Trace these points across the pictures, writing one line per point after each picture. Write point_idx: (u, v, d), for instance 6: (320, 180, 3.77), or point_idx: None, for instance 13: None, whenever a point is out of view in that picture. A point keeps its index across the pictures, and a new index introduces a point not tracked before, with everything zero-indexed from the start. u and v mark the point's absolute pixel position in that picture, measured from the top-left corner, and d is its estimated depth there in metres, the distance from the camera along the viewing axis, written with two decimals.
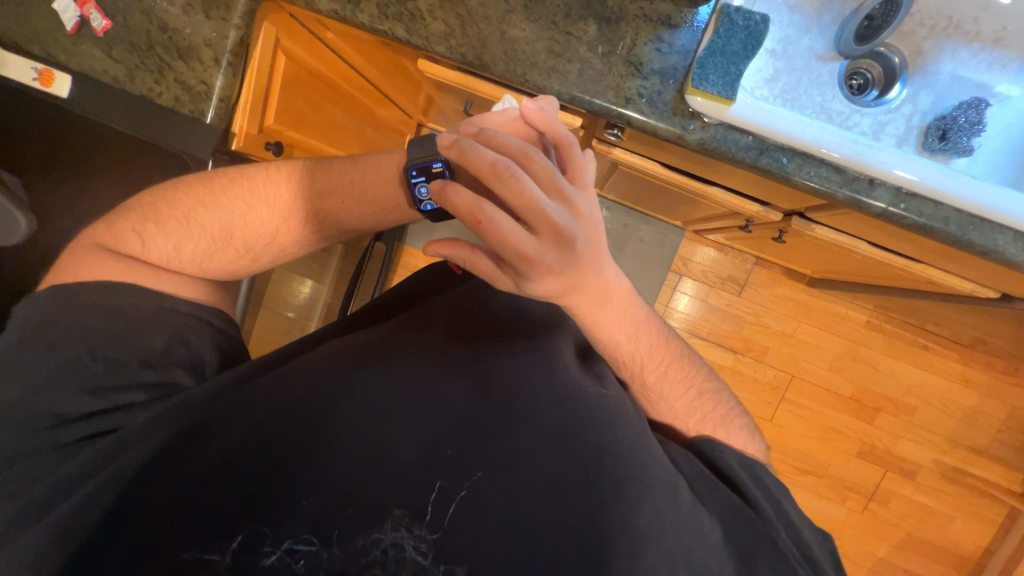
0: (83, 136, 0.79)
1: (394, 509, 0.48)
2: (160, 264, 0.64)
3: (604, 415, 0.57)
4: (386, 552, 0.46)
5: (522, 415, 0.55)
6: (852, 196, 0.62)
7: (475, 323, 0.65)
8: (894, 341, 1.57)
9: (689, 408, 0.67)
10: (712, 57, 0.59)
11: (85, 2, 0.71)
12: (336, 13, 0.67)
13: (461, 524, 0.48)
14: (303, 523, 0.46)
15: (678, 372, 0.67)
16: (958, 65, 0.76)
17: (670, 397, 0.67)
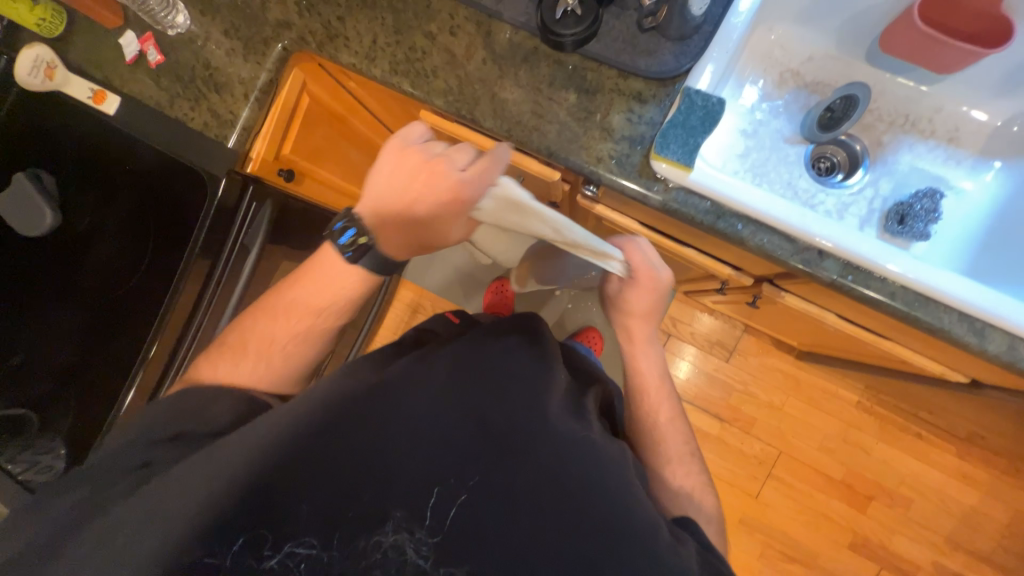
0: (112, 143, 0.87)
1: (394, 512, 0.54)
2: (221, 381, 0.66)
3: (592, 457, 0.57)
4: (386, 553, 0.53)
5: (516, 452, 0.57)
6: (804, 264, 0.65)
7: (480, 355, 0.64)
8: (886, 425, 1.53)
9: (679, 457, 0.74)
10: (673, 129, 0.65)
11: (146, 40, 0.84)
12: (354, 66, 0.78)
13: (457, 531, 0.54)
14: (305, 530, 0.53)
15: (679, 435, 0.77)
16: (916, 158, 0.82)
17: (668, 439, 0.76)
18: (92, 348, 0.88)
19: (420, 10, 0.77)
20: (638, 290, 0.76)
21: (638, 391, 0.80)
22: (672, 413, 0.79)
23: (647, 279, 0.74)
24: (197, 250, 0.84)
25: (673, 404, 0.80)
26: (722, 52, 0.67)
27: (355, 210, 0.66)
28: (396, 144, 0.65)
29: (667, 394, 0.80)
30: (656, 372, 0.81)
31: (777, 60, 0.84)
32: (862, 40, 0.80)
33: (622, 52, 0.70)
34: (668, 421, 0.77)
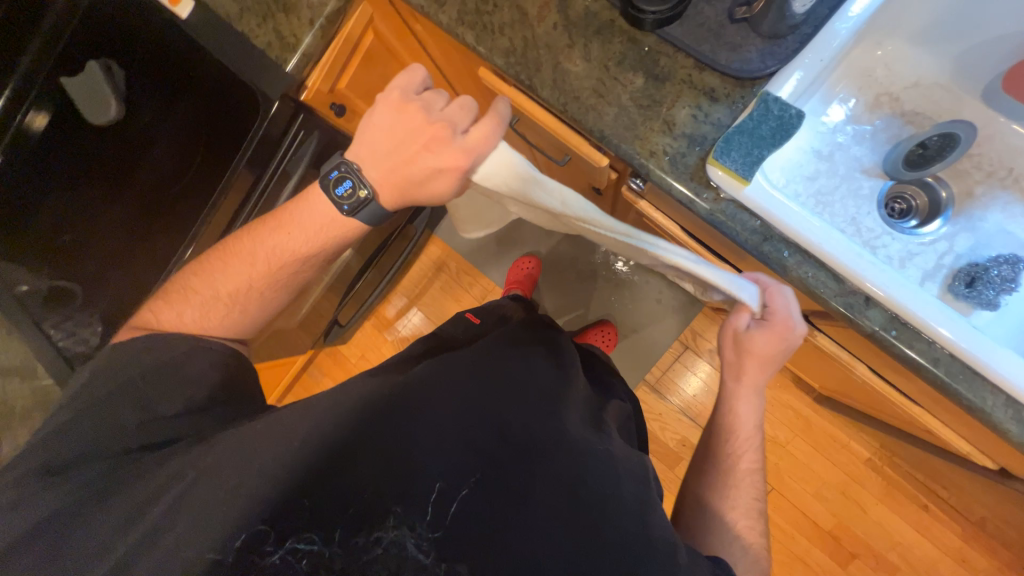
0: (179, 44, 0.89)
1: (393, 509, 0.51)
2: (190, 331, 0.69)
3: (600, 465, 0.57)
4: (387, 550, 0.49)
5: (526, 448, 0.57)
6: (847, 308, 0.60)
7: (508, 360, 0.69)
8: (892, 489, 1.45)
9: (746, 512, 0.67)
10: (739, 135, 0.60)
11: None
12: (421, 8, 0.75)
13: (460, 523, 0.51)
14: (305, 524, 0.50)
15: (751, 488, 0.69)
16: (1007, 218, 0.73)
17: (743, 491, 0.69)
18: (127, 245, 0.92)
19: None
20: (766, 333, 0.65)
21: (726, 432, 0.72)
22: (752, 466, 0.70)
23: (779, 325, 0.64)
24: (247, 155, 0.87)
25: (755, 458, 0.70)
26: (815, 60, 0.60)
27: (348, 159, 0.65)
28: (391, 91, 0.63)
29: (752, 444, 0.71)
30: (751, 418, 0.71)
31: (875, 80, 0.76)
32: (980, 73, 0.70)
33: (704, 40, 0.64)
34: (745, 472, 0.69)
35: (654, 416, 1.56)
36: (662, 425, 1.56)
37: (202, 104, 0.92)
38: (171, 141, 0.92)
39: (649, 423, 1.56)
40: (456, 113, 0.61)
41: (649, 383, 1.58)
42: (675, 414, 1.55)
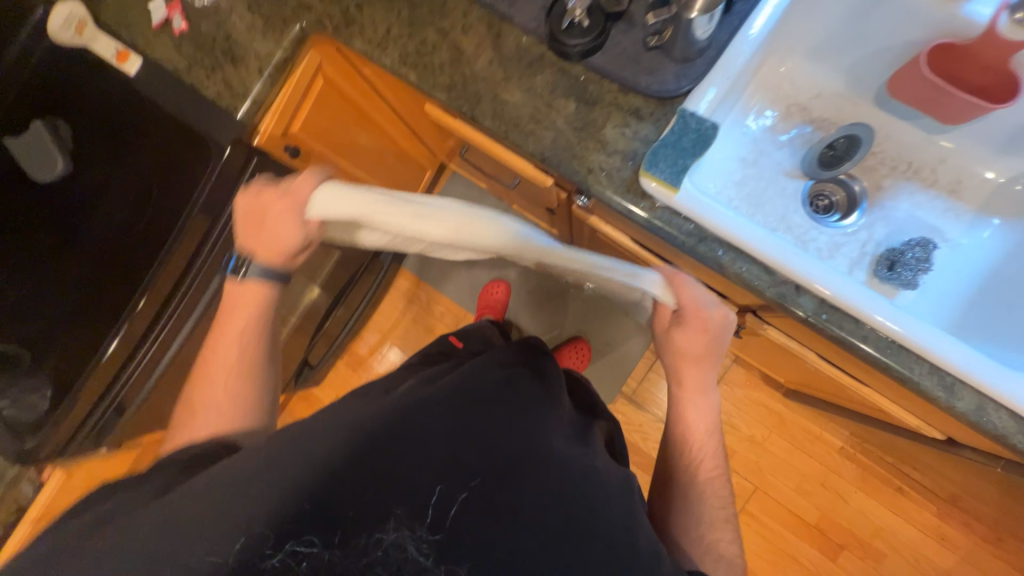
0: (125, 97, 0.89)
1: (397, 510, 0.51)
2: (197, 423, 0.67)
3: (591, 481, 0.59)
4: (387, 551, 0.49)
5: (525, 458, 0.57)
6: (780, 298, 0.65)
7: (495, 379, 0.66)
8: (867, 475, 1.49)
9: (720, 521, 0.68)
10: (664, 148, 0.65)
11: (173, 8, 0.88)
12: (365, 53, 0.80)
13: (458, 523, 0.52)
14: (304, 525, 0.50)
15: (719, 492, 0.71)
16: (914, 207, 0.81)
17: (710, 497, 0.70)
18: (80, 303, 0.88)
19: (436, 6, 0.78)
20: (687, 332, 0.68)
21: (681, 440, 0.73)
22: (716, 470, 0.72)
23: (695, 320, 0.67)
24: (204, 194, 0.86)
25: (716, 462, 0.72)
26: (724, 79, 0.67)
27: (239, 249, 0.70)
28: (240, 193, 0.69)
29: (710, 447, 0.73)
30: (700, 421, 0.73)
31: (783, 93, 0.84)
32: (870, 82, 0.79)
33: (625, 66, 0.70)
34: (708, 479, 0.71)
35: (634, 428, 1.57)
36: (642, 435, 1.57)
37: (146, 148, 0.89)
38: (119, 190, 0.90)
39: (630, 435, 1.57)
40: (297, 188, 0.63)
41: (625, 394, 1.60)
42: (654, 423, 1.56)
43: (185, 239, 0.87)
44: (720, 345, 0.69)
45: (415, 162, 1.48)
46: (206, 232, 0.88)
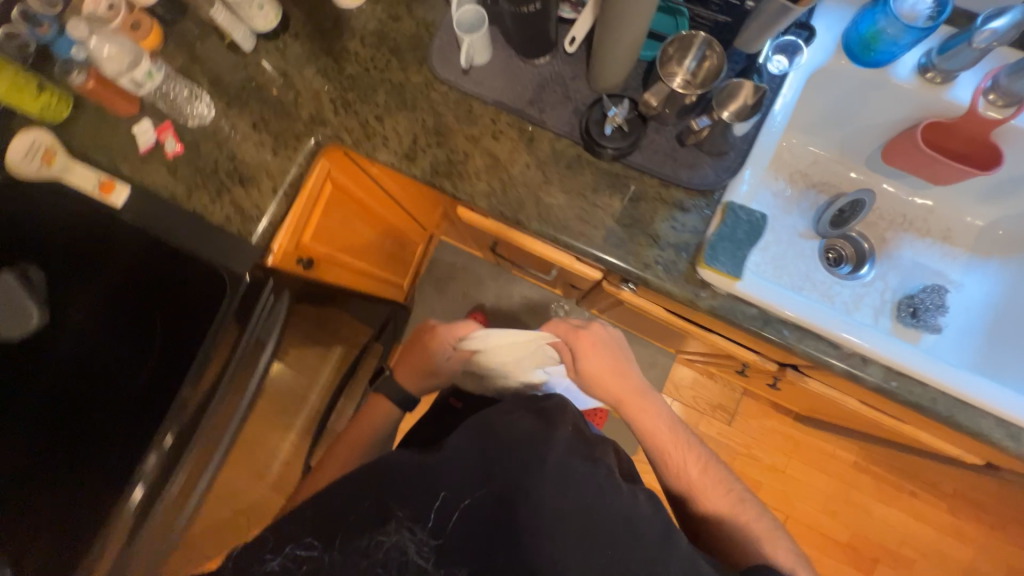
0: (111, 232, 0.81)
1: (397, 510, 0.60)
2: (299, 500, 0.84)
3: (580, 483, 0.60)
4: (387, 552, 0.57)
5: (533, 464, 0.61)
6: (850, 371, 0.68)
7: (497, 421, 0.68)
8: (882, 485, 1.56)
9: (731, 509, 0.74)
10: (721, 242, 0.67)
11: (164, 129, 0.80)
12: (393, 164, 0.77)
13: (457, 529, 0.59)
14: (304, 531, 0.61)
15: (730, 484, 0.77)
16: (917, 254, 0.89)
17: (710, 491, 0.76)
18: (70, 464, 0.77)
19: (462, 113, 0.77)
20: (592, 355, 0.85)
21: (660, 455, 0.80)
22: (705, 461, 0.79)
23: (586, 343, 0.85)
24: (220, 332, 0.75)
25: (700, 453, 0.80)
26: (760, 169, 0.70)
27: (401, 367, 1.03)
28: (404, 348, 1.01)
29: (688, 442, 0.81)
30: (661, 426, 0.81)
31: (786, 164, 0.91)
32: (864, 150, 0.87)
33: (664, 163, 0.72)
34: (697, 473, 0.78)
35: None
36: None
37: (147, 282, 0.82)
38: (121, 331, 0.83)
39: None
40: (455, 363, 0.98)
41: None
42: None
43: (198, 379, 0.73)
44: (621, 354, 0.86)
45: (409, 241, 1.44)
46: (230, 352, 0.75)
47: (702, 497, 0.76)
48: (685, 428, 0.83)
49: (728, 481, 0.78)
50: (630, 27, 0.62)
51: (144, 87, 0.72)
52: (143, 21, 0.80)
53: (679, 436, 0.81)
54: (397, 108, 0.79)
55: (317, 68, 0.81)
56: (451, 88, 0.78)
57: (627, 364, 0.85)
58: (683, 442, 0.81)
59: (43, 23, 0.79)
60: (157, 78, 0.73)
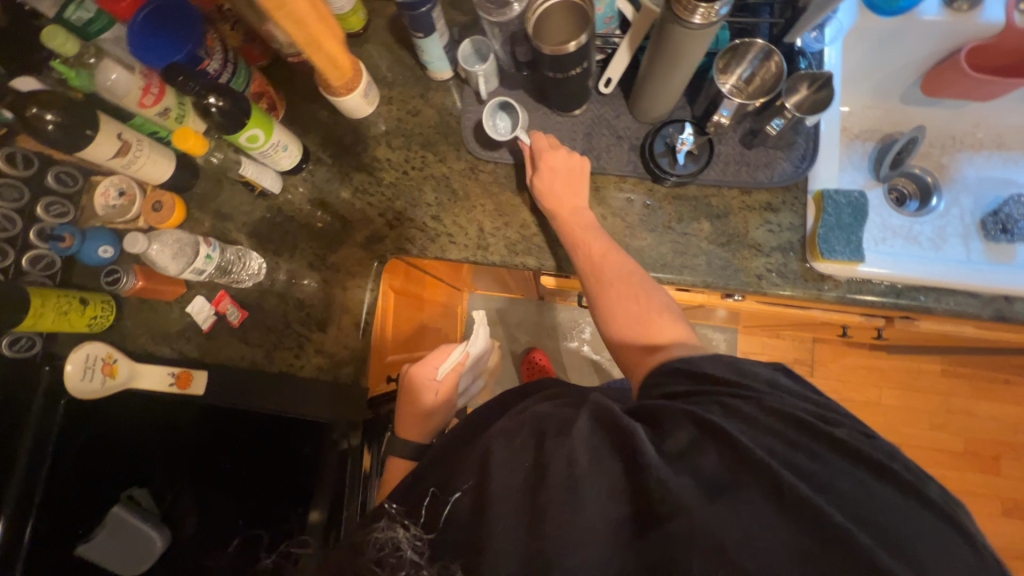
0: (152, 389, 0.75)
1: (389, 504, 0.58)
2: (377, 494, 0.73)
3: (510, 435, 0.51)
4: (381, 547, 0.52)
5: (470, 454, 0.55)
6: (997, 313, 0.68)
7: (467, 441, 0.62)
8: (977, 384, 1.56)
9: (642, 303, 0.63)
10: (832, 232, 0.65)
11: (220, 299, 0.76)
12: (467, 259, 0.75)
13: (446, 524, 0.50)
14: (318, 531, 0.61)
15: (650, 281, 0.65)
16: (979, 170, 0.89)
17: (616, 283, 0.65)
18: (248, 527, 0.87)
19: (516, 185, 0.75)
20: (546, 164, 0.69)
21: (571, 246, 0.68)
22: (628, 264, 0.66)
23: (545, 158, 0.69)
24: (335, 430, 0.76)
25: (632, 263, 0.67)
26: (833, 149, 0.70)
27: (407, 425, 0.76)
28: (411, 406, 0.76)
29: (631, 266, 0.67)
30: (597, 241, 0.67)
31: None
32: (899, 88, 0.87)
33: (740, 172, 0.70)
34: (614, 256, 0.67)
35: None
36: None
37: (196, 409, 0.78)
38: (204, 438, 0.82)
39: None
40: (432, 373, 0.78)
41: None
42: None
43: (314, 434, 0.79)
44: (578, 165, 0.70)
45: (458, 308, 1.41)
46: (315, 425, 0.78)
47: (628, 305, 0.63)
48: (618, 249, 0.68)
49: (639, 275, 0.65)
50: (690, 59, 0.59)
51: (204, 270, 0.72)
52: (163, 198, 0.75)
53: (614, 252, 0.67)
54: (450, 202, 0.76)
55: (355, 188, 0.78)
56: (497, 164, 0.76)
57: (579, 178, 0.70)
58: (618, 257, 0.67)
59: (66, 237, 0.71)
60: (216, 258, 0.72)
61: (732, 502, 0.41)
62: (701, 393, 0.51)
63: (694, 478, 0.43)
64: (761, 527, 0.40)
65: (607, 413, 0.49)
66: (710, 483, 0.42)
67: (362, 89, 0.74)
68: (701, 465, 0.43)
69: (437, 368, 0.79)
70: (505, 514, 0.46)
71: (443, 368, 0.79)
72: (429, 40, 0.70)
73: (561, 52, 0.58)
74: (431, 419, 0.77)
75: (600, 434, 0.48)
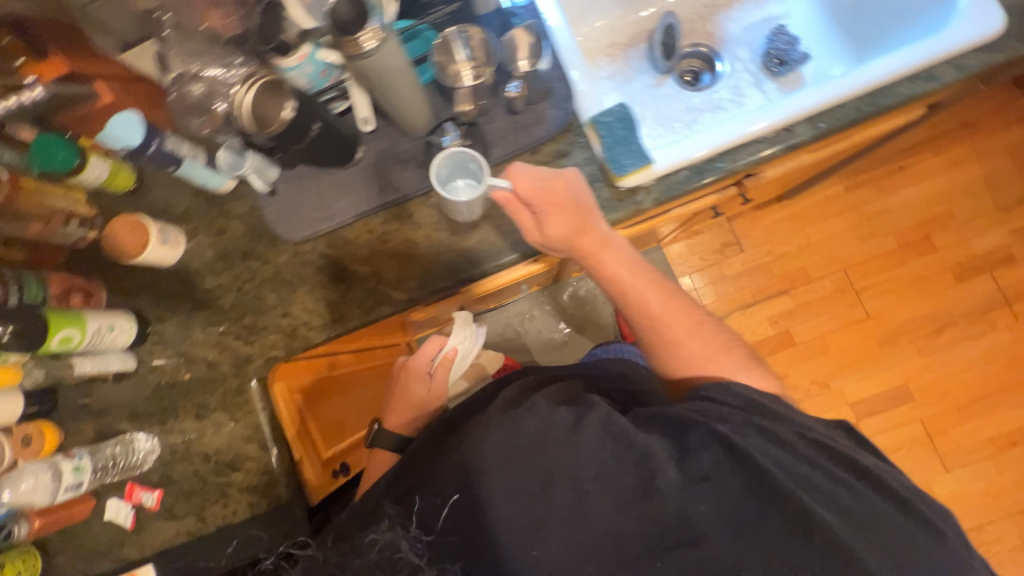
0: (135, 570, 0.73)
1: (388, 507, 0.63)
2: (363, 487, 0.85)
3: (516, 437, 0.59)
4: (381, 551, 0.53)
5: (463, 454, 0.61)
6: (788, 145, 0.70)
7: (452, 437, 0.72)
8: (879, 183, 1.64)
9: (713, 350, 0.74)
10: (614, 151, 0.69)
11: (132, 490, 0.75)
12: (331, 335, 0.76)
13: (451, 522, 0.58)
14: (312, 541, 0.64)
15: (690, 306, 0.77)
16: (740, 21, 0.94)
17: (682, 337, 0.75)
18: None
19: (341, 249, 0.77)
20: (553, 214, 0.66)
21: (611, 282, 0.75)
22: (669, 296, 0.77)
23: (546, 198, 0.65)
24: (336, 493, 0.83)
25: (670, 287, 0.78)
26: (584, 77, 0.73)
27: (398, 408, 0.92)
28: (404, 391, 0.92)
29: (669, 290, 0.77)
30: (622, 269, 0.74)
31: (594, 49, 0.94)
32: None
33: (519, 137, 0.73)
34: (653, 286, 0.76)
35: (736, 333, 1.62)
36: (748, 330, 1.62)
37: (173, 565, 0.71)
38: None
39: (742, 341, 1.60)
40: (424, 363, 0.93)
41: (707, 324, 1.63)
42: (745, 314, 1.63)
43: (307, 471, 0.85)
44: (591, 198, 0.69)
45: None
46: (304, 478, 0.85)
47: (700, 342, 0.74)
48: (648, 278, 0.77)
49: (689, 310, 0.77)
50: (404, 77, 0.61)
51: (81, 482, 0.71)
52: (29, 429, 0.70)
53: (647, 276, 0.77)
54: (291, 293, 0.77)
55: (203, 325, 0.78)
56: (316, 237, 0.77)
57: (594, 211, 0.69)
58: (654, 283, 0.77)
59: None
60: (87, 465, 0.72)
61: (749, 531, 0.55)
62: (734, 412, 0.63)
63: (703, 505, 0.56)
64: (753, 530, 0.56)
65: (619, 429, 0.60)
66: (728, 514, 0.56)
67: (155, 237, 0.74)
68: (718, 485, 0.57)
69: (427, 361, 0.93)
70: (497, 515, 0.56)
71: (430, 359, 0.93)
72: (184, 166, 0.70)
73: (280, 125, 0.60)
74: (419, 406, 0.91)
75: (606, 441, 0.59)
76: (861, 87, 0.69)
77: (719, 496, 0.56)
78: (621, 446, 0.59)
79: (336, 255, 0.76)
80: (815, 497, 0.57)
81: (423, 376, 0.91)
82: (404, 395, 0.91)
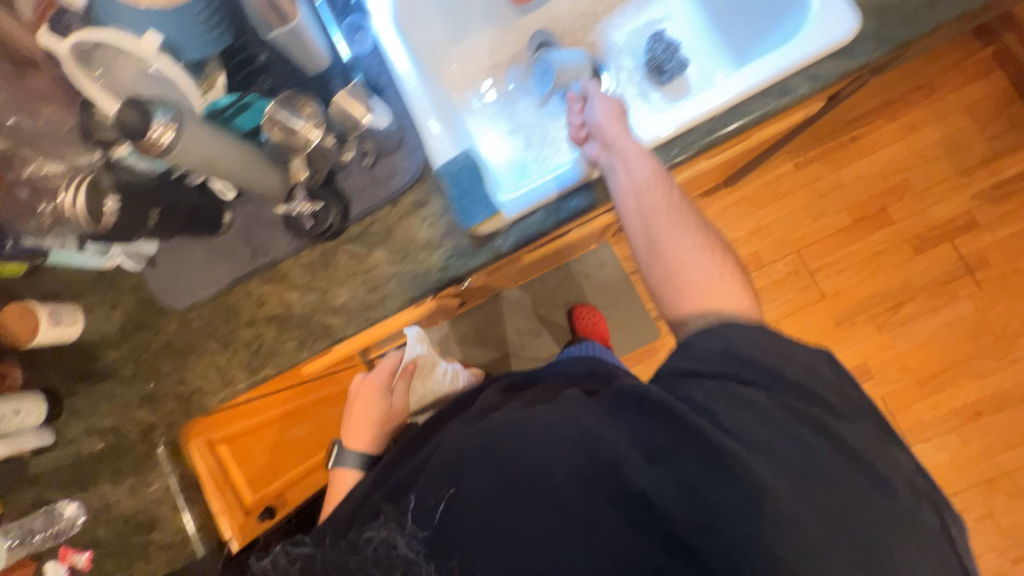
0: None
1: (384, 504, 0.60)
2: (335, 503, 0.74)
3: (519, 421, 0.58)
4: (376, 548, 0.55)
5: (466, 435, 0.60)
6: None
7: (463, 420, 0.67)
8: (831, 156, 1.57)
9: (713, 270, 0.60)
10: (461, 202, 0.68)
11: (64, 553, 0.79)
12: (224, 398, 0.79)
13: (446, 520, 0.55)
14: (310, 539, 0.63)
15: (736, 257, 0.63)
16: (621, 29, 0.90)
17: (681, 254, 0.61)
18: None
19: (223, 314, 0.78)
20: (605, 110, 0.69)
21: (635, 213, 0.63)
22: (711, 235, 0.62)
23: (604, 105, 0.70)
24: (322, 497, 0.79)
25: (715, 231, 0.64)
26: (436, 123, 0.71)
27: (357, 426, 0.80)
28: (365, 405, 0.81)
29: (711, 232, 0.63)
30: (657, 199, 0.63)
31: (474, 72, 0.91)
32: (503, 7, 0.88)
33: (376, 191, 0.73)
34: (693, 222, 0.63)
35: None
36: None
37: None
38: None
39: None
40: (385, 376, 0.83)
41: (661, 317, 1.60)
42: None
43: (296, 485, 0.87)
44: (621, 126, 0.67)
45: None
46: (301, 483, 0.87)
47: (701, 269, 0.60)
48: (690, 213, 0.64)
49: (728, 254, 0.62)
50: (231, 156, 0.61)
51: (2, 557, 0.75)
52: None
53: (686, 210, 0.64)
54: (184, 360, 0.80)
55: (110, 395, 0.82)
56: (198, 305, 0.79)
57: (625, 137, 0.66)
58: (695, 219, 0.64)
59: None
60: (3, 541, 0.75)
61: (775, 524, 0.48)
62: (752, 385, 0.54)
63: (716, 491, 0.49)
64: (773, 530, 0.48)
65: (597, 432, 0.54)
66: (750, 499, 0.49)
67: (46, 320, 0.77)
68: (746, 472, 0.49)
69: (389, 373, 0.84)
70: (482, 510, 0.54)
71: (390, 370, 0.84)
72: (54, 255, 0.72)
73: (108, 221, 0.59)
74: (381, 421, 0.80)
75: (602, 431, 0.54)
76: (714, 109, 0.66)
77: (761, 408, 0.53)
78: (602, 455, 0.53)
79: (219, 321, 0.78)
80: (842, 486, 0.50)
81: (384, 391, 0.82)
82: (363, 408, 0.80)
